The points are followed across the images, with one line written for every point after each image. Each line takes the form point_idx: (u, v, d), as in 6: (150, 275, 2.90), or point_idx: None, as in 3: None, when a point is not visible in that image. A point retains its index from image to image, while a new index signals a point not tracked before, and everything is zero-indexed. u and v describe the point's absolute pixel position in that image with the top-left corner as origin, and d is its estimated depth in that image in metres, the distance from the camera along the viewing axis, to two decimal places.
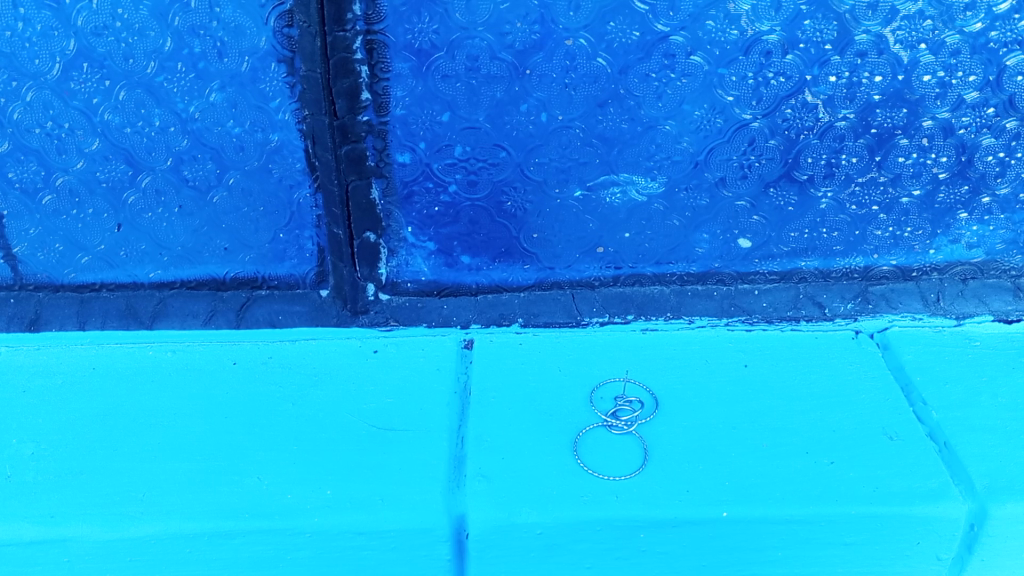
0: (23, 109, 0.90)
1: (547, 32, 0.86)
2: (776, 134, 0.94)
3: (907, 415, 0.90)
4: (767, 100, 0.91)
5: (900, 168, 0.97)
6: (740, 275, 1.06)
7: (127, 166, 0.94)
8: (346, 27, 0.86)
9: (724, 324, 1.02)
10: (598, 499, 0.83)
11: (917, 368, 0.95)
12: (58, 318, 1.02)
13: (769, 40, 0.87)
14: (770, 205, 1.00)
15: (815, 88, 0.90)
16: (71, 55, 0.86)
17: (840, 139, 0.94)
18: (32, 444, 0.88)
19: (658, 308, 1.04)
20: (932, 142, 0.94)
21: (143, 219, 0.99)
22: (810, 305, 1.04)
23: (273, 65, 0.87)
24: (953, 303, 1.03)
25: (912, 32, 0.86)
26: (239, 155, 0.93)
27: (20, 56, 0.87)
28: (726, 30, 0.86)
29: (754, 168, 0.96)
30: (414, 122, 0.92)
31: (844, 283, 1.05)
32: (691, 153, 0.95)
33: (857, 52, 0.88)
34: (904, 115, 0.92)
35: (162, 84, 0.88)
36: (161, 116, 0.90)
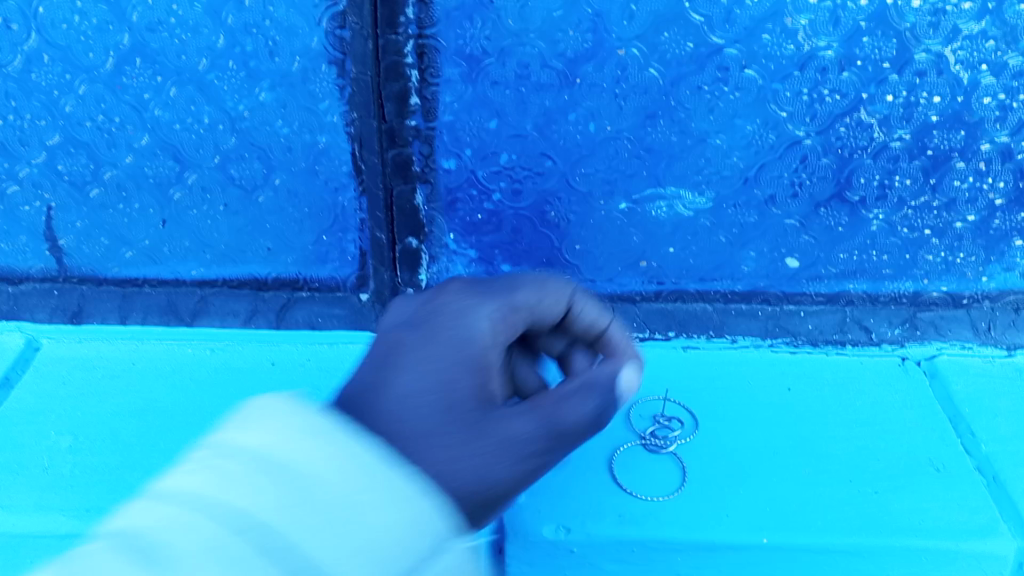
0: (76, 102, 0.90)
1: (599, 40, 0.85)
2: (829, 153, 0.91)
3: (955, 447, 0.87)
4: (821, 118, 0.89)
5: (956, 191, 0.94)
6: (786, 295, 1.02)
7: (175, 162, 0.94)
8: (398, 30, 0.85)
9: (768, 345, 1.01)
10: (635, 518, 0.81)
11: (965, 400, 0.93)
12: (100, 313, 1.02)
13: (826, 56, 0.85)
14: (821, 225, 0.97)
15: (872, 106, 0.88)
16: (125, 50, 0.86)
17: (894, 160, 0.92)
18: (69, 437, 0.89)
19: (700, 325, 1.03)
20: (989, 167, 0.92)
21: (187, 216, 0.98)
22: (857, 330, 1.01)
23: (324, 66, 0.86)
24: (1004, 333, 1.00)
25: (974, 53, 0.84)
26: (287, 156, 0.93)
27: (75, 49, 0.87)
28: (782, 44, 0.84)
29: (805, 186, 0.94)
30: (462, 128, 0.91)
31: (892, 308, 1.02)
32: (741, 168, 0.93)
33: (916, 71, 0.85)
34: (962, 137, 0.90)
35: (212, 82, 0.88)
36: (210, 113, 0.90)
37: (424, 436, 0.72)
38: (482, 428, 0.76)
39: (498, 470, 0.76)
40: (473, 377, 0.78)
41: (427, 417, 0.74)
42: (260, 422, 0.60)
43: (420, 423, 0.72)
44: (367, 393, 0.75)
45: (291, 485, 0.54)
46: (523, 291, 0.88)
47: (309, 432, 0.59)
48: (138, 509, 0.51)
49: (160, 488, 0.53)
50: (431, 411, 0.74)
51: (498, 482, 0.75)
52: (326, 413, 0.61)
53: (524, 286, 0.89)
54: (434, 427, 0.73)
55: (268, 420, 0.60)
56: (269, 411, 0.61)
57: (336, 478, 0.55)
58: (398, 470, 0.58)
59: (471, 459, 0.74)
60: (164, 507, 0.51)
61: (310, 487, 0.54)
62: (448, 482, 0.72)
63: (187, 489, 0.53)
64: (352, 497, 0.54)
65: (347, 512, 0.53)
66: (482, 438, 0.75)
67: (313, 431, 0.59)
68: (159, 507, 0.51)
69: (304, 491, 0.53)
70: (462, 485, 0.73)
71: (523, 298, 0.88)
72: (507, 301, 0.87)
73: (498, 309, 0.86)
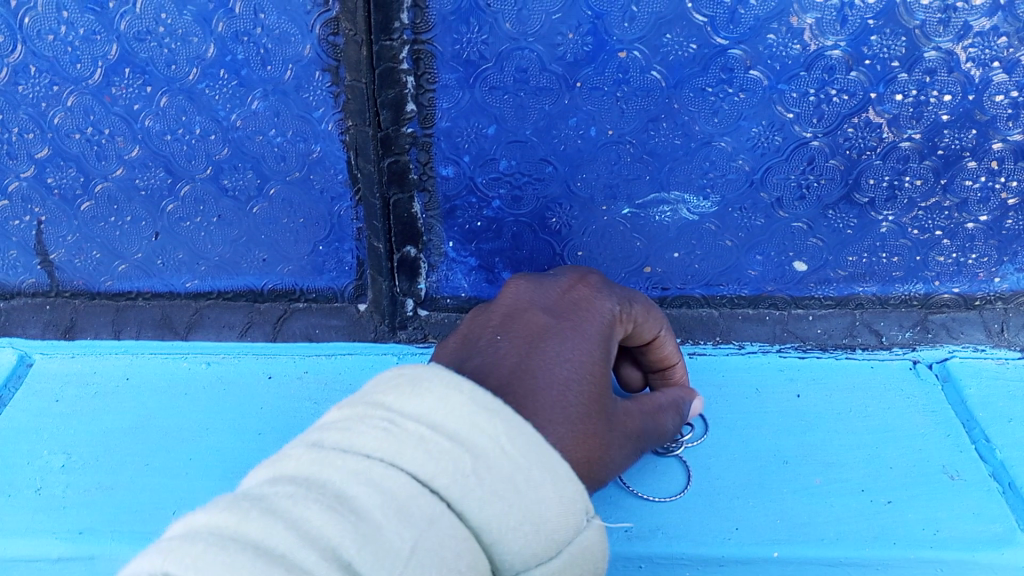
0: (64, 114, 0.88)
1: (599, 43, 0.82)
2: (836, 154, 0.89)
3: (969, 454, 0.85)
4: (828, 118, 0.87)
5: (967, 192, 0.91)
6: (794, 299, 1.01)
7: (166, 174, 0.93)
8: (393, 36, 0.82)
9: (776, 351, 0.99)
10: (643, 535, 0.79)
11: (980, 404, 0.90)
12: (93, 327, 1.01)
13: (833, 56, 0.82)
14: (829, 227, 0.95)
15: (880, 106, 0.86)
16: (113, 60, 0.84)
17: (904, 160, 0.89)
18: (62, 456, 0.87)
19: (706, 331, 1.01)
20: (1002, 166, 0.89)
21: (181, 228, 0.97)
22: (867, 333, 0.99)
23: (318, 73, 0.84)
24: (1018, 335, 0.97)
25: (986, 50, 0.81)
26: (281, 166, 0.91)
27: (62, 60, 0.84)
28: (788, 44, 0.82)
29: (813, 189, 0.92)
30: (460, 135, 0.89)
31: (902, 310, 1.00)
32: (746, 171, 0.91)
33: (925, 70, 0.83)
34: (974, 137, 0.87)
35: (203, 91, 0.86)
36: (202, 123, 0.88)
37: (567, 408, 0.62)
38: (609, 405, 0.67)
39: (620, 449, 0.68)
40: (614, 364, 0.69)
41: (580, 392, 0.64)
42: (352, 441, 0.50)
43: (570, 396, 0.63)
44: (520, 370, 0.64)
45: (384, 519, 0.45)
46: (640, 305, 0.78)
47: (398, 458, 0.48)
48: (228, 528, 0.42)
49: (252, 508, 0.43)
50: (577, 383, 0.64)
51: (613, 462, 0.66)
52: (420, 432, 0.50)
53: (655, 325, 0.80)
54: (584, 401, 0.64)
55: (365, 443, 0.49)
56: (361, 433, 0.50)
57: (418, 516, 0.46)
58: (477, 510, 0.49)
59: (593, 441, 0.64)
60: (252, 524, 0.42)
61: (398, 524, 0.45)
62: (581, 449, 0.62)
63: (281, 513, 0.43)
64: (429, 540, 0.45)
65: (439, 552, 0.45)
66: (609, 423, 0.66)
67: (405, 458, 0.49)
68: (261, 523, 0.42)
69: (392, 532, 0.44)
70: (589, 454, 0.63)
71: (643, 332, 0.79)
72: (646, 322, 0.78)
73: (633, 316, 0.76)
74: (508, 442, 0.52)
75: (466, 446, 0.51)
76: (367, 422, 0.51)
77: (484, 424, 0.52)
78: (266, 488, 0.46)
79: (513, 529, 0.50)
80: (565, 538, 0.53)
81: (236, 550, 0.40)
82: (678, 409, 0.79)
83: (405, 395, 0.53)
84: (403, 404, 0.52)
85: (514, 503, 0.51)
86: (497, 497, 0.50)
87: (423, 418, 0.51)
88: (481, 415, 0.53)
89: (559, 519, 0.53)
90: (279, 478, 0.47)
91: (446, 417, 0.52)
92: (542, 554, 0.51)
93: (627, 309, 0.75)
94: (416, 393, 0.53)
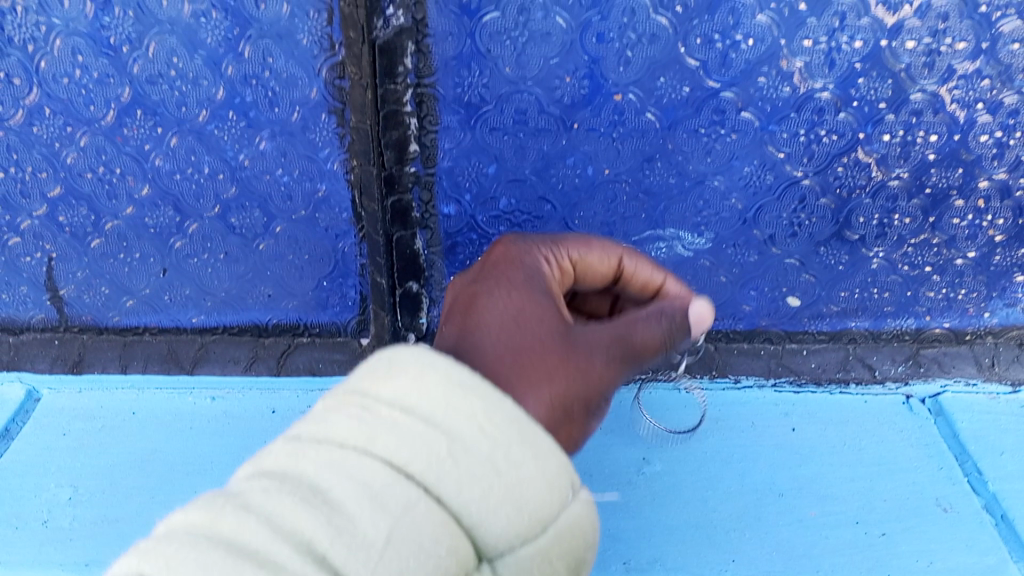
0: (77, 154, 0.90)
1: (596, 86, 0.85)
2: (827, 193, 0.92)
3: (961, 487, 0.87)
4: (818, 157, 0.89)
5: (955, 229, 0.94)
6: (788, 334, 1.03)
7: (175, 212, 0.95)
8: (397, 80, 0.85)
9: (771, 385, 1.01)
10: (641, 567, 0.81)
11: (972, 437, 0.94)
12: (100, 362, 1.03)
13: (822, 98, 0.85)
14: (821, 263, 0.97)
15: (868, 146, 0.88)
16: (125, 102, 0.86)
17: (893, 199, 0.92)
18: (69, 489, 0.88)
19: (703, 365, 1.02)
20: (988, 204, 0.92)
21: (188, 264, 0.99)
22: (859, 367, 1.01)
23: (324, 115, 0.87)
24: (1008, 369, 1.00)
25: (970, 92, 0.84)
26: (287, 204, 0.94)
27: (75, 103, 0.86)
28: (778, 86, 0.84)
29: (804, 226, 0.95)
30: (461, 173, 0.92)
31: (895, 345, 1.02)
32: (739, 210, 0.94)
33: (912, 111, 0.86)
34: (960, 175, 0.90)
35: (212, 132, 0.88)
36: (211, 163, 0.90)
37: (507, 348, 0.59)
38: (559, 330, 0.61)
39: (596, 356, 0.61)
40: (553, 299, 0.64)
41: (522, 331, 0.60)
42: (325, 429, 0.46)
43: (507, 339, 0.59)
44: (460, 340, 0.61)
45: (355, 511, 0.42)
46: (569, 240, 0.73)
47: (370, 445, 0.45)
48: (204, 525, 0.41)
49: (227, 504, 0.42)
50: (511, 327, 0.60)
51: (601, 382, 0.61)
52: (395, 414, 0.46)
53: (608, 261, 0.74)
54: (523, 339, 0.60)
55: (338, 430, 0.46)
56: (336, 420, 0.46)
57: (390, 504, 0.42)
58: (455, 490, 0.44)
59: (548, 369, 0.59)
60: (227, 521, 0.40)
61: (369, 516, 0.41)
62: (548, 381, 0.58)
63: (255, 510, 0.41)
64: (404, 529, 0.42)
65: (414, 539, 0.42)
66: (568, 344, 0.61)
67: (378, 444, 0.45)
68: (236, 520, 0.40)
69: (364, 524, 0.41)
70: (549, 382, 0.58)
71: (595, 269, 0.74)
72: (593, 258, 0.73)
73: (573, 265, 0.72)
74: (489, 417, 0.47)
75: (442, 425, 0.46)
76: (342, 407, 0.47)
77: (463, 400, 0.47)
78: (242, 483, 0.44)
79: (498, 509, 0.45)
80: (558, 514, 0.48)
81: (208, 547, 0.39)
82: (672, 321, 0.64)
83: (381, 378, 0.49)
84: (379, 385, 0.49)
85: (500, 483, 0.46)
86: (479, 475, 0.45)
87: (399, 399, 0.47)
88: (459, 389, 0.48)
89: (551, 496, 0.47)
90: (253, 473, 0.45)
91: (421, 393, 0.47)
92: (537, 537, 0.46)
93: (554, 252, 0.71)
94: (391, 374, 0.49)
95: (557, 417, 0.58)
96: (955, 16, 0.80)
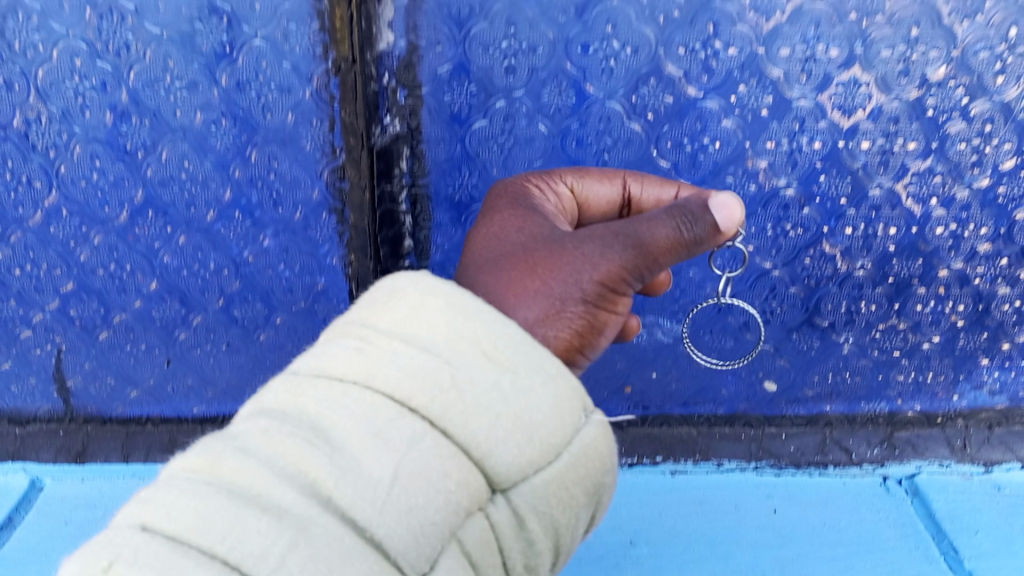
0: (90, 252, 0.95)
1: None
2: (796, 282, 0.98)
3: (937, 565, 0.92)
4: (786, 250, 0.96)
5: (919, 315, 1.00)
6: (767, 418, 1.07)
7: (180, 305, 0.99)
8: (393, 181, 0.90)
9: (753, 468, 1.05)
10: None
11: (947, 516, 0.97)
12: (103, 451, 1.05)
13: (786, 194, 0.92)
14: (794, 349, 1.02)
15: (833, 238, 0.95)
16: (139, 203, 0.92)
17: (859, 287, 0.98)
18: None
19: (686, 450, 1.06)
20: (948, 291, 0.98)
21: (192, 355, 1.02)
22: (836, 450, 1.05)
23: (324, 214, 0.92)
24: (980, 450, 1.04)
25: (923, 187, 0.91)
26: (287, 296, 0.98)
27: (91, 204, 0.92)
28: (745, 184, 0.91)
29: (777, 314, 1.00)
30: (452, 266, 0.97)
31: (869, 428, 1.06)
32: (714, 298, 0.99)
33: (871, 206, 0.93)
34: (920, 265, 0.96)
35: (219, 231, 0.93)
36: (216, 259, 0.95)
37: (488, 264, 0.62)
38: (543, 236, 0.63)
39: (588, 248, 0.60)
40: (540, 216, 0.66)
41: (509, 242, 0.63)
42: (325, 360, 0.47)
43: (488, 255, 0.63)
44: (459, 272, 0.65)
45: (355, 444, 0.43)
46: (569, 176, 0.74)
47: (370, 379, 0.45)
48: (204, 470, 0.42)
49: (228, 446, 0.43)
50: (494, 246, 0.64)
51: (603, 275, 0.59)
52: (394, 343, 0.47)
53: (612, 188, 0.74)
54: (504, 252, 0.62)
55: (338, 363, 0.47)
56: (335, 353, 0.47)
57: (393, 437, 0.44)
58: (461, 421, 0.45)
59: (528, 269, 0.60)
60: (227, 464, 0.42)
61: (373, 449, 0.43)
62: (537, 283, 0.59)
63: (255, 453, 0.42)
64: (409, 460, 0.43)
65: (422, 473, 0.43)
66: (558, 246, 0.61)
67: (378, 378, 0.46)
68: (236, 465, 0.42)
69: (368, 458, 0.43)
70: (529, 279, 0.59)
71: (601, 199, 0.74)
72: (595, 188, 0.73)
73: (575, 197, 0.73)
74: (491, 344, 0.48)
75: (443, 353, 0.47)
76: (341, 340, 0.49)
77: (463, 329, 0.48)
78: (242, 425, 0.45)
79: (506, 436, 0.46)
80: (569, 438, 0.49)
81: (211, 492, 0.41)
82: (692, 219, 0.60)
83: (379, 311, 0.50)
84: (380, 315, 0.50)
85: (506, 411, 0.46)
86: (485, 404, 0.46)
87: (400, 330, 0.48)
88: (459, 317, 0.49)
89: (560, 423, 0.48)
90: (255, 413, 0.46)
91: (420, 323, 0.48)
92: (540, 461, 0.47)
93: (550, 182, 0.72)
94: (388, 305, 0.50)
95: (545, 311, 0.58)
96: (905, 119, 0.87)
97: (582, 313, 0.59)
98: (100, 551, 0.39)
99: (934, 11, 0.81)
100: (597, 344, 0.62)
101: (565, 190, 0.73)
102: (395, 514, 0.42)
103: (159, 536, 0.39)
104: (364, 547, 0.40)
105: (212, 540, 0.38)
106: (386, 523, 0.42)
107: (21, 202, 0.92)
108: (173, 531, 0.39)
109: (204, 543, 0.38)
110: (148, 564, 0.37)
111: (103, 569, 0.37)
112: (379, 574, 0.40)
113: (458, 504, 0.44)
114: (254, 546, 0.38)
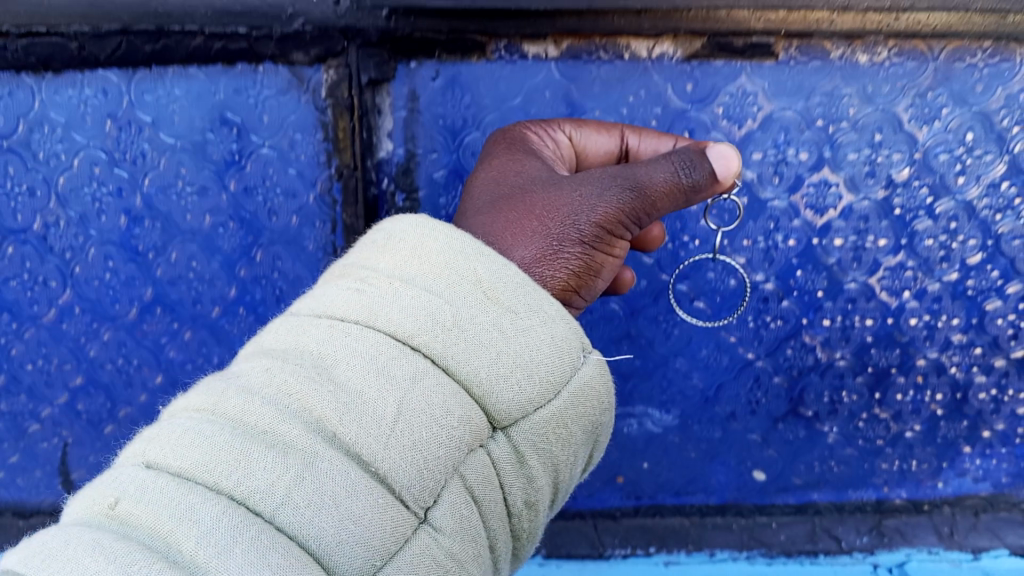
0: (99, 348, 0.98)
1: None
2: (779, 372, 1.01)
3: None
4: (767, 342, 1.00)
5: (900, 404, 1.02)
6: (758, 507, 1.08)
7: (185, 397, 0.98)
8: None
9: (745, 557, 1.06)
10: None
11: None
12: None
13: (765, 287, 0.97)
14: (781, 439, 1.05)
15: (812, 329, 0.99)
16: (147, 300, 0.95)
17: (840, 377, 1.01)
18: None
19: (679, 540, 1.07)
20: (926, 380, 1.01)
21: None
22: (827, 538, 1.07)
23: None
24: (966, 537, 1.06)
25: (896, 280, 0.96)
26: None
27: (103, 302, 0.95)
28: (725, 278, 0.97)
29: (761, 403, 1.03)
30: None
31: (858, 515, 1.07)
32: (701, 388, 1.02)
33: (847, 298, 0.97)
34: (898, 355, 1.00)
35: (223, 326, 0.95)
36: (220, 354, 0.96)
37: (485, 209, 0.68)
38: (540, 180, 0.68)
39: (585, 190, 0.66)
40: (536, 160, 0.71)
41: (510, 185, 0.69)
42: (327, 302, 0.51)
43: (487, 199, 0.69)
44: (462, 212, 0.71)
45: (359, 379, 0.46)
46: (569, 125, 0.77)
47: (371, 319, 0.49)
48: (207, 408, 0.46)
49: (231, 386, 0.46)
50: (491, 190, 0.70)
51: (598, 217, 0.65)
52: (394, 287, 0.50)
53: (610, 139, 0.76)
54: (503, 196, 0.68)
55: (341, 307, 0.50)
56: (337, 295, 0.51)
57: (397, 373, 0.47)
58: (463, 359, 0.49)
59: (525, 213, 0.66)
60: (230, 404, 0.45)
61: (378, 387, 0.46)
62: (534, 224, 0.65)
63: (259, 393, 0.46)
64: (411, 400, 0.47)
65: (424, 410, 0.47)
66: (554, 193, 0.66)
67: (380, 317, 0.49)
68: (238, 402, 0.45)
69: (372, 397, 0.46)
70: (528, 222, 0.65)
71: (600, 149, 0.77)
72: (593, 138, 0.76)
73: (574, 146, 0.76)
74: (490, 285, 0.52)
75: (444, 293, 0.51)
76: (344, 283, 0.52)
77: (464, 269, 0.52)
78: (247, 364, 0.49)
79: (506, 375, 0.50)
80: (564, 378, 0.53)
81: (215, 429, 0.44)
82: (690, 165, 0.65)
83: (381, 253, 0.54)
84: (381, 259, 0.53)
85: (505, 349, 0.51)
86: (484, 339, 0.50)
87: (400, 271, 0.52)
88: (458, 262, 0.52)
89: (554, 363, 0.53)
90: (258, 355, 0.50)
91: (418, 263, 0.52)
92: (539, 400, 0.52)
93: (549, 130, 0.76)
94: (388, 249, 0.54)
95: (542, 251, 0.64)
96: (874, 217, 0.93)
97: (577, 253, 0.65)
98: (109, 489, 0.42)
99: (894, 118, 0.90)
100: (593, 286, 0.68)
101: (564, 137, 0.76)
102: (399, 450, 0.45)
103: (163, 474, 0.42)
104: (369, 483, 0.44)
105: (218, 477, 0.41)
106: (390, 457, 0.45)
107: (37, 300, 0.96)
108: (178, 469, 0.42)
109: (210, 480, 0.41)
110: (155, 500, 0.41)
111: (110, 506, 0.41)
112: (383, 507, 0.44)
113: (461, 440, 0.48)
114: (261, 482, 0.41)
